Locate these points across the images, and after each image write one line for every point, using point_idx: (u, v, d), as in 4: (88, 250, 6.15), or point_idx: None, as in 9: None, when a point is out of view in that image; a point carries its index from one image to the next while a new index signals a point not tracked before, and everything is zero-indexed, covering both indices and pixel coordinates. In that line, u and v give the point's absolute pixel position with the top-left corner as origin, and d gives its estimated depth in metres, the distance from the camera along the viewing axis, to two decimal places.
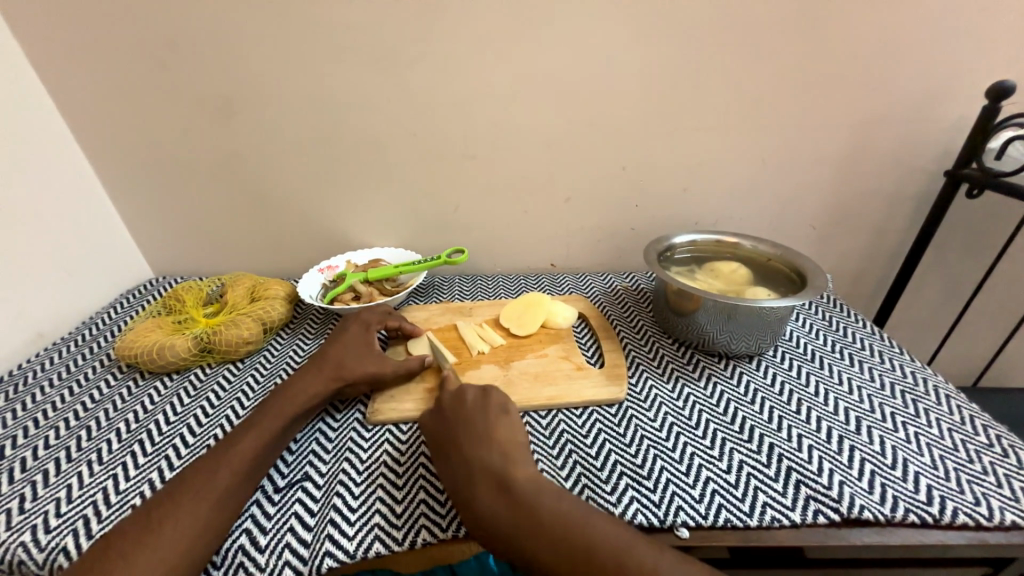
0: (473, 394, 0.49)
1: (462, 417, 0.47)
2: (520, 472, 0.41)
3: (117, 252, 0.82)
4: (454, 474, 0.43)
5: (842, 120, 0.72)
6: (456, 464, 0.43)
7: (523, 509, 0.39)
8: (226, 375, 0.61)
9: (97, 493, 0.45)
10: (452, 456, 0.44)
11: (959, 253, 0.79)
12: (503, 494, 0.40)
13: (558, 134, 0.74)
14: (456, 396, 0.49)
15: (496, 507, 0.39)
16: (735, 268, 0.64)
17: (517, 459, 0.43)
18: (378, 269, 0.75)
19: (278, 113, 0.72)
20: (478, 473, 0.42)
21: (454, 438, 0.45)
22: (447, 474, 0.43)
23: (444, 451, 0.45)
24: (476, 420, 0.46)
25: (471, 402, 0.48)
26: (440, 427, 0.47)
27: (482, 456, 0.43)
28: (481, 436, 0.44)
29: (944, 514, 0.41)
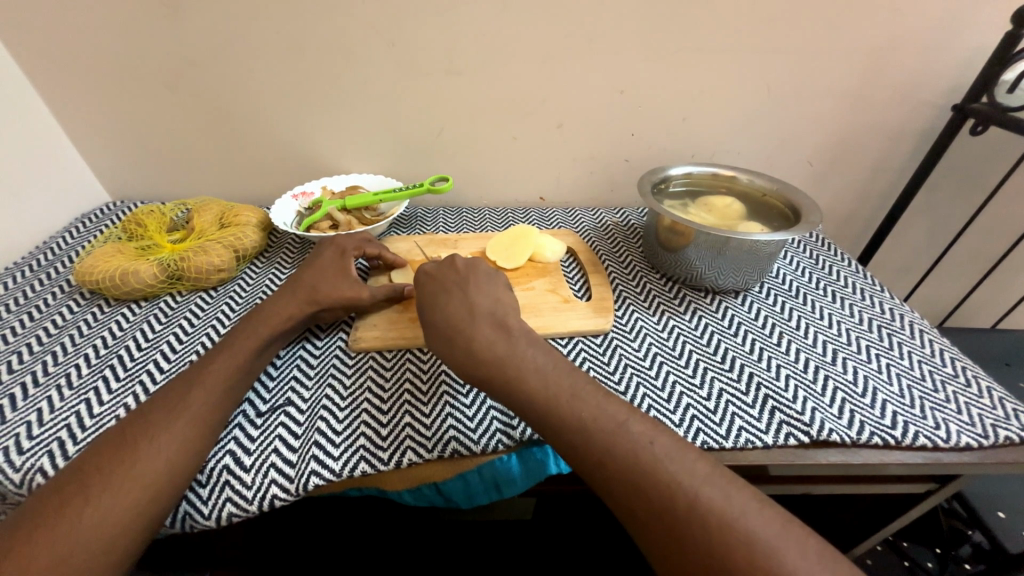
0: (485, 267, 0.52)
1: (473, 274, 0.50)
2: (504, 359, 0.42)
3: (67, 173, 0.74)
4: (457, 314, 0.45)
5: (858, 43, 0.67)
6: (461, 308, 0.46)
7: (518, 353, 0.42)
8: (198, 304, 0.58)
9: (71, 417, 0.44)
10: (457, 300, 0.47)
11: (952, 194, 0.79)
12: (501, 335, 0.44)
13: (553, 49, 0.67)
14: (471, 260, 0.52)
15: (495, 347, 0.43)
16: (730, 203, 0.61)
17: (518, 319, 0.46)
18: (357, 197, 0.70)
19: (231, 8, 0.63)
20: (481, 318, 0.45)
21: (462, 289, 0.48)
22: (449, 313, 0.46)
23: (450, 296, 0.47)
24: (486, 282, 0.49)
25: (482, 269, 0.51)
26: (450, 279, 0.49)
27: (486, 307, 0.46)
28: (465, 318, 0.45)
29: (905, 436, 0.43)
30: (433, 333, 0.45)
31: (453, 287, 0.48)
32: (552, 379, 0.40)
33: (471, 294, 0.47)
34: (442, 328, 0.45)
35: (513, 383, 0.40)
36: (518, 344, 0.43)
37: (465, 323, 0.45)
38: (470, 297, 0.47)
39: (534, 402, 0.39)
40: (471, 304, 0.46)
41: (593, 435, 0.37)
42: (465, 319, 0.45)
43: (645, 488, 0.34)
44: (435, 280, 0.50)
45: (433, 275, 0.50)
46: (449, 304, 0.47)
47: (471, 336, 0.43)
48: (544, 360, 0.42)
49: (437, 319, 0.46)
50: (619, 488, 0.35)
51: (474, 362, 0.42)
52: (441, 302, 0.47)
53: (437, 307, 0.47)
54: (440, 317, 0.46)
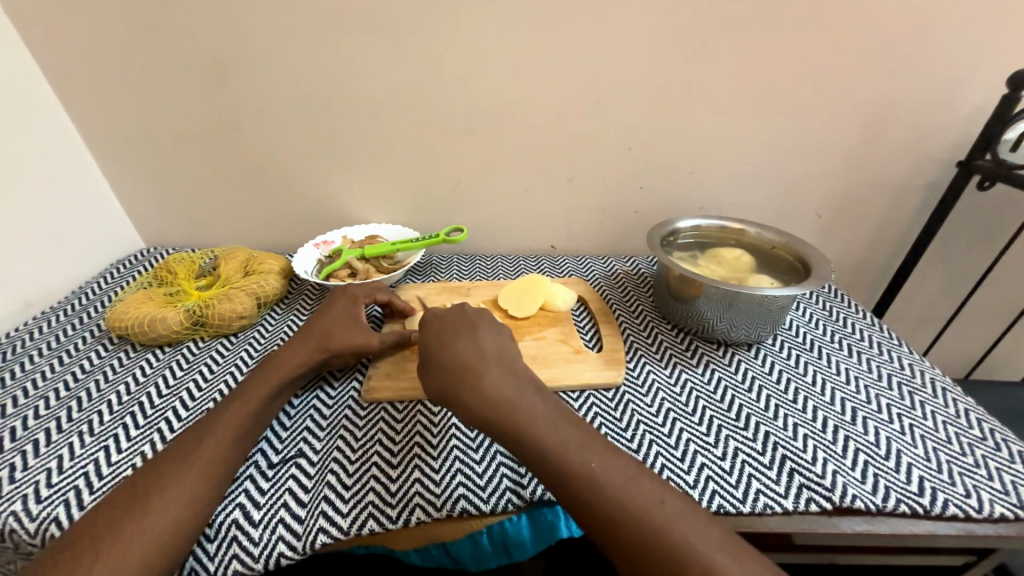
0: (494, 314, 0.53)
1: (481, 319, 0.51)
2: (517, 405, 0.42)
3: (107, 222, 0.79)
4: (468, 356, 0.46)
5: (855, 104, 0.70)
6: (470, 351, 0.46)
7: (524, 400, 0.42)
8: (218, 350, 0.60)
9: (89, 465, 0.45)
10: (466, 342, 0.47)
11: (965, 244, 0.79)
12: (511, 380, 0.44)
13: (563, 110, 0.72)
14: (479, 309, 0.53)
15: (504, 389, 0.43)
16: (739, 255, 0.62)
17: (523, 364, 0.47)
18: (375, 246, 0.73)
19: (272, 78, 0.69)
20: (490, 361, 0.45)
21: (470, 333, 0.48)
22: (460, 354, 0.46)
23: (459, 337, 0.48)
24: (492, 327, 0.50)
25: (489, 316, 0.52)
26: (459, 322, 0.50)
27: (494, 352, 0.47)
28: (475, 360, 0.45)
29: (934, 504, 0.41)
30: (440, 373, 0.45)
31: (463, 330, 0.49)
32: (557, 432, 0.40)
33: (479, 339, 0.48)
34: (451, 369, 0.45)
35: (521, 435, 0.40)
36: (525, 390, 0.43)
37: (473, 365, 0.45)
38: (480, 341, 0.48)
39: (542, 456, 0.39)
40: (481, 347, 0.47)
41: (603, 495, 0.36)
42: (473, 361, 0.45)
43: (659, 555, 0.33)
44: (444, 322, 0.50)
45: (441, 318, 0.51)
46: (457, 346, 0.47)
47: (481, 378, 0.43)
48: (550, 412, 0.42)
49: (446, 359, 0.46)
50: (632, 555, 0.34)
51: (486, 404, 0.42)
52: (450, 343, 0.47)
53: (446, 348, 0.47)
54: (448, 358, 0.46)
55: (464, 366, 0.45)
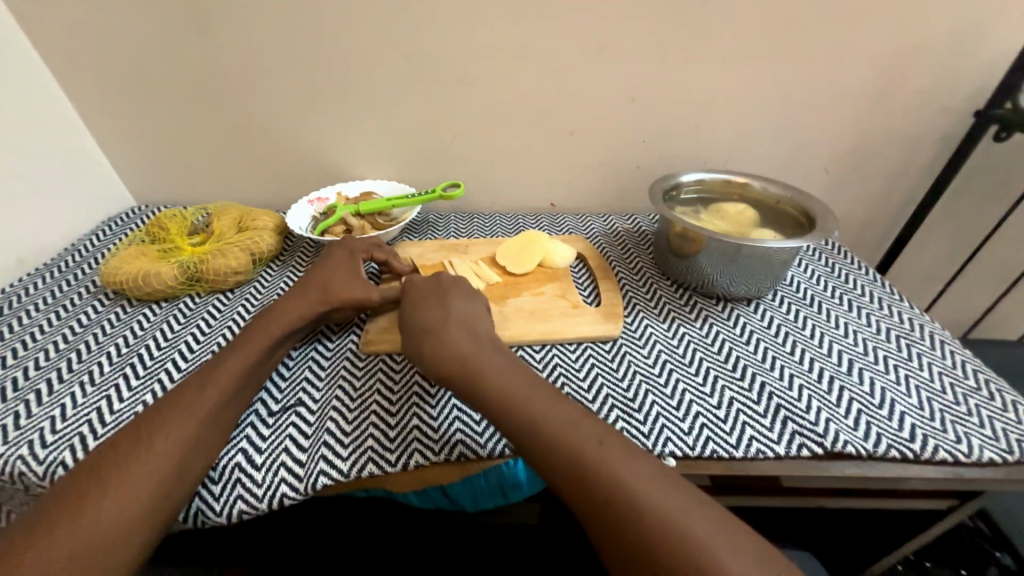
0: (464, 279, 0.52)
1: (451, 287, 0.51)
2: (475, 368, 0.42)
3: (95, 178, 0.77)
4: (430, 322, 0.46)
5: (875, 49, 0.66)
6: (434, 316, 0.47)
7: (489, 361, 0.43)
8: (215, 305, 0.60)
9: (92, 413, 0.45)
10: (432, 310, 0.48)
11: (975, 201, 0.77)
12: (471, 344, 0.44)
13: (566, 56, 0.68)
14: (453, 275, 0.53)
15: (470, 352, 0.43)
16: (743, 209, 0.61)
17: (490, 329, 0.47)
18: (371, 202, 0.71)
19: (255, 19, 0.65)
20: (452, 325, 0.46)
21: (437, 302, 0.48)
22: (422, 320, 0.47)
23: (426, 303, 0.48)
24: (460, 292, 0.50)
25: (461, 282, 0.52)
26: (427, 289, 0.50)
27: (461, 319, 0.47)
28: (435, 325, 0.46)
29: (924, 450, 0.42)
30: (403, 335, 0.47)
31: (431, 298, 0.49)
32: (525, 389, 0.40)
33: (448, 306, 0.48)
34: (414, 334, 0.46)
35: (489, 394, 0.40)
36: (490, 351, 0.44)
37: (437, 330, 0.45)
38: (449, 309, 0.48)
39: (511, 414, 0.39)
40: (449, 313, 0.47)
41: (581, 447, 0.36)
42: (438, 326, 0.46)
43: (630, 502, 0.33)
44: (417, 290, 0.51)
45: (414, 285, 0.51)
46: (426, 312, 0.48)
47: (441, 342, 0.44)
48: None
49: (412, 326, 0.47)
50: (605, 511, 0.33)
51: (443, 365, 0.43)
52: (415, 309, 0.48)
53: (413, 313, 0.48)
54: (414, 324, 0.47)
55: (427, 332, 0.46)
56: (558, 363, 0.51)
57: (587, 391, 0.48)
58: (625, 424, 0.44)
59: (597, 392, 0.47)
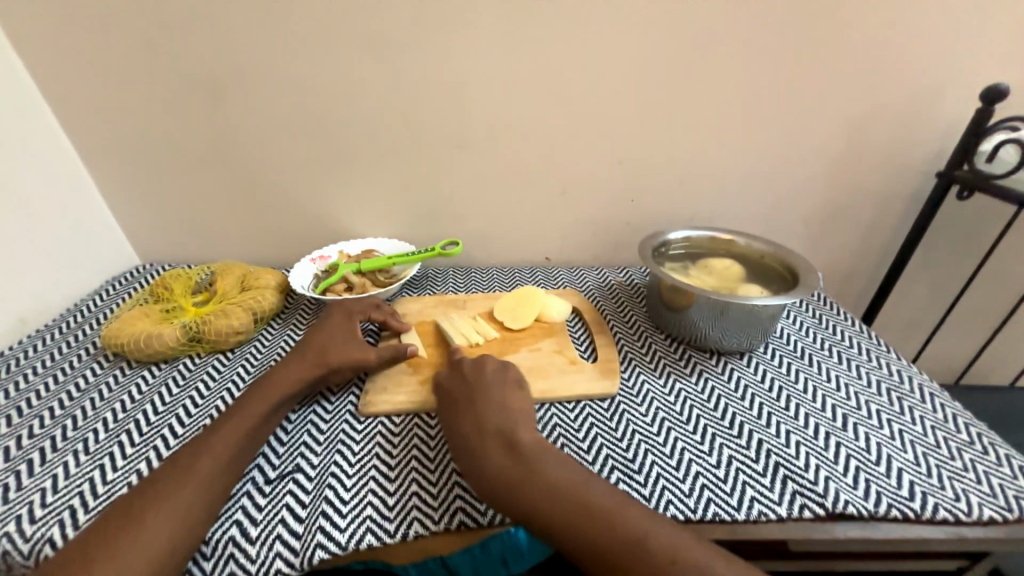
0: (492, 367, 0.52)
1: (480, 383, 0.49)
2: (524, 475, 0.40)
3: (103, 239, 0.80)
4: (468, 432, 0.45)
5: (837, 118, 0.72)
6: (469, 423, 0.46)
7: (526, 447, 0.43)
8: (215, 366, 0.60)
9: (84, 484, 0.44)
10: (466, 415, 0.46)
11: (948, 252, 0.81)
12: (509, 454, 0.42)
13: (555, 125, 0.74)
14: (477, 365, 0.52)
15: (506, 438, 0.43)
16: (729, 265, 0.64)
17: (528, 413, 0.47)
18: (372, 261, 0.74)
19: (269, 95, 0.71)
20: (488, 433, 0.44)
21: (471, 403, 0.47)
22: (460, 429, 0.45)
23: (459, 410, 0.47)
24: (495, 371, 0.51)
25: (489, 372, 0.51)
26: (457, 391, 0.49)
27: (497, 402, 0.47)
28: (474, 432, 0.45)
29: (925, 509, 0.42)
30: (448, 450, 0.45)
31: (462, 402, 0.48)
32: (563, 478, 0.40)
33: (481, 406, 0.47)
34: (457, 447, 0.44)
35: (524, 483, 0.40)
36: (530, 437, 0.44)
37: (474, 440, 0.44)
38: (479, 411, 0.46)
39: (540, 492, 0.39)
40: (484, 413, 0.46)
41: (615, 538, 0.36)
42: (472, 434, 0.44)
43: None
44: (448, 392, 0.49)
45: (444, 385, 0.50)
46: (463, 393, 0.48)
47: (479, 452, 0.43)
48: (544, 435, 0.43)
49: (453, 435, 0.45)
50: None
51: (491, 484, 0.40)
52: (451, 419, 0.47)
53: (451, 424, 0.46)
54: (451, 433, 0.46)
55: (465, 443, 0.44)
56: (557, 426, 0.51)
57: (588, 457, 0.47)
58: (626, 488, 0.44)
59: (599, 458, 0.47)
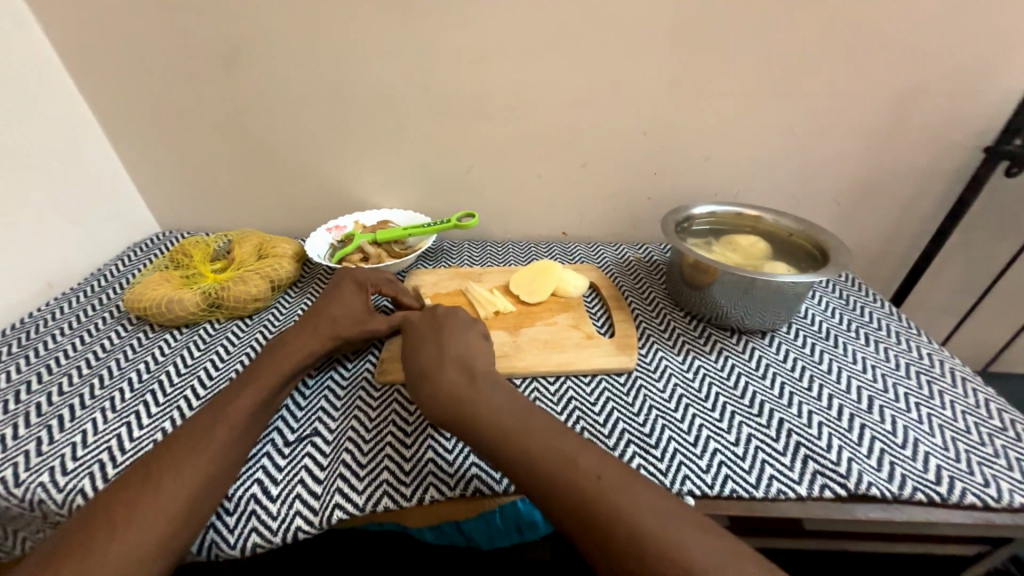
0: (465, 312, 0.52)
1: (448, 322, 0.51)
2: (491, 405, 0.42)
3: (124, 206, 0.81)
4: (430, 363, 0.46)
5: (878, 89, 0.68)
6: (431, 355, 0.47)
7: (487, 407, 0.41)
8: (234, 331, 0.61)
9: (112, 440, 0.46)
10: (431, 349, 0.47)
11: (987, 235, 0.77)
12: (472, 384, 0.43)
13: (579, 94, 0.71)
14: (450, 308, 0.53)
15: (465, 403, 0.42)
16: (754, 242, 0.61)
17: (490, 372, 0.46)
18: (387, 231, 0.73)
19: (285, 60, 0.69)
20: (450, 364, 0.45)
21: (435, 338, 0.49)
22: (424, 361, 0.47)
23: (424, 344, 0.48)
24: (461, 329, 0.50)
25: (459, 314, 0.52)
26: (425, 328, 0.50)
27: (460, 364, 0.46)
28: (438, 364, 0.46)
29: (951, 493, 0.40)
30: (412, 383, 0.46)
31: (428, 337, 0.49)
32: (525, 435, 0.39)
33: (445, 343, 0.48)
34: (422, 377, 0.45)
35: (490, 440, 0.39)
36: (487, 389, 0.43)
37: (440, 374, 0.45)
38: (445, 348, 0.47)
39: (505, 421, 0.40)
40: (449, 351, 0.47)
41: (586, 489, 0.35)
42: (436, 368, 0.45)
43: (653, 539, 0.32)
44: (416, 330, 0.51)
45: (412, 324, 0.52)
46: (424, 357, 0.47)
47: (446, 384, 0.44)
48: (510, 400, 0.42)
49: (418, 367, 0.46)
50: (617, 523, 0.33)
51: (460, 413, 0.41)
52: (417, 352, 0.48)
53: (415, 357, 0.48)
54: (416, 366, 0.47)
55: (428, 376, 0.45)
56: (572, 398, 0.51)
57: (605, 430, 0.47)
58: (642, 462, 0.44)
59: (616, 434, 0.46)
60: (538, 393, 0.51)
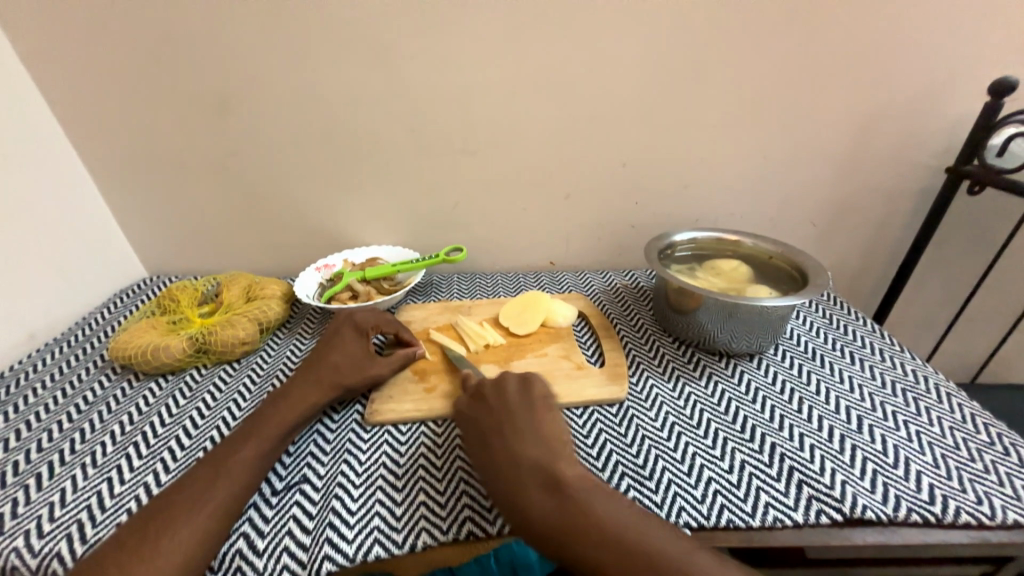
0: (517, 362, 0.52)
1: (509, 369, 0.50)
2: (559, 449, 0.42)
3: (112, 251, 0.81)
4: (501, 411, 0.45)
5: (841, 117, 0.72)
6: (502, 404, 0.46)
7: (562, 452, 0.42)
8: (221, 376, 0.60)
9: (92, 497, 0.44)
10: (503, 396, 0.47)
11: (959, 250, 0.79)
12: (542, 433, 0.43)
13: (559, 130, 0.74)
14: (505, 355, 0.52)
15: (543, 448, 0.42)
16: (736, 266, 0.63)
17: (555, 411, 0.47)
18: (376, 268, 0.74)
19: (274, 107, 0.72)
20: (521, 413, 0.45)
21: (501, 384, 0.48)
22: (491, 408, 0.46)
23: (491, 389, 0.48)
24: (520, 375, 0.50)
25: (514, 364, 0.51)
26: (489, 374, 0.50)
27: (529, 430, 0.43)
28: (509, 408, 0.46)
29: (946, 513, 0.40)
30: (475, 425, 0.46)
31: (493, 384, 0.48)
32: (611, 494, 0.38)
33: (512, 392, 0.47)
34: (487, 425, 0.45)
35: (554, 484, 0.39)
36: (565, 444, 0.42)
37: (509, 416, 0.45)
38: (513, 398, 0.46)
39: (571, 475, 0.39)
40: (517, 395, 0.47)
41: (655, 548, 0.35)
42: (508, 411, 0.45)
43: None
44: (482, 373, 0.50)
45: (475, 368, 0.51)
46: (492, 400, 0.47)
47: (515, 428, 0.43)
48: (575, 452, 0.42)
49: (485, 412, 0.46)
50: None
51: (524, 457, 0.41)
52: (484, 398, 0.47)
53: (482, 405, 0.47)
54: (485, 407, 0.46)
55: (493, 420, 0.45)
56: (565, 429, 0.50)
57: (598, 463, 0.46)
58: (637, 495, 0.43)
59: (610, 467, 0.46)
60: None
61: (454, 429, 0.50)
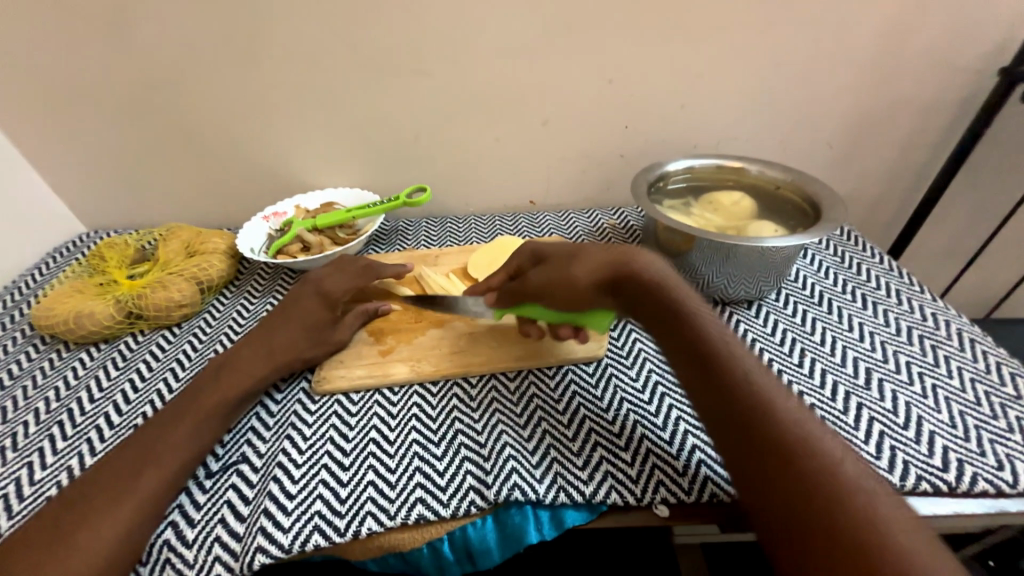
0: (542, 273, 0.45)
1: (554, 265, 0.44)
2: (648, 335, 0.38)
3: (37, 207, 0.71)
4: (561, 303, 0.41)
5: (878, 7, 0.59)
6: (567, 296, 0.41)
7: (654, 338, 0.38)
8: (160, 343, 0.55)
9: (10, 484, 0.40)
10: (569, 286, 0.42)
11: (996, 170, 0.69)
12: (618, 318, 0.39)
13: (531, 37, 0.61)
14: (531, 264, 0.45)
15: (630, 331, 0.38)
16: (738, 199, 0.54)
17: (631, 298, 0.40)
18: (328, 215, 0.65)
19: (181, 20, 0.59)
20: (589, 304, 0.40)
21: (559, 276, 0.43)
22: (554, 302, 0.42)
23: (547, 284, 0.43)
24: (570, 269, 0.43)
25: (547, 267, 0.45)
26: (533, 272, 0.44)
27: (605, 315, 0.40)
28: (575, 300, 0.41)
29: (961, 480, 0.36)
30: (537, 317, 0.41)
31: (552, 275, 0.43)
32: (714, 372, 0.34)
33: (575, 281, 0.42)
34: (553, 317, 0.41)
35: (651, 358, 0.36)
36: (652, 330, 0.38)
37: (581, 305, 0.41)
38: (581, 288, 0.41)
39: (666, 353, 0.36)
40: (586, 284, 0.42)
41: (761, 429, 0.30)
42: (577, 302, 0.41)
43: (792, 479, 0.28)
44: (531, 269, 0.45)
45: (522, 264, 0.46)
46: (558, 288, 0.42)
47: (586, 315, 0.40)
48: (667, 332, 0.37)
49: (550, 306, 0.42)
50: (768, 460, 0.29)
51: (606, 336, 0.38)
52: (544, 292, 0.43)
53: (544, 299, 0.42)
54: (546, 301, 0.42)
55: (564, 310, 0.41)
56: (534, 394, 0.45)
57: (569, 432, 0.41)
58: (609, 468, 0.38)
59: (581, 436, 0.41)
60: (495, 393, 0.45)
61: (410, 395, 0.45)
